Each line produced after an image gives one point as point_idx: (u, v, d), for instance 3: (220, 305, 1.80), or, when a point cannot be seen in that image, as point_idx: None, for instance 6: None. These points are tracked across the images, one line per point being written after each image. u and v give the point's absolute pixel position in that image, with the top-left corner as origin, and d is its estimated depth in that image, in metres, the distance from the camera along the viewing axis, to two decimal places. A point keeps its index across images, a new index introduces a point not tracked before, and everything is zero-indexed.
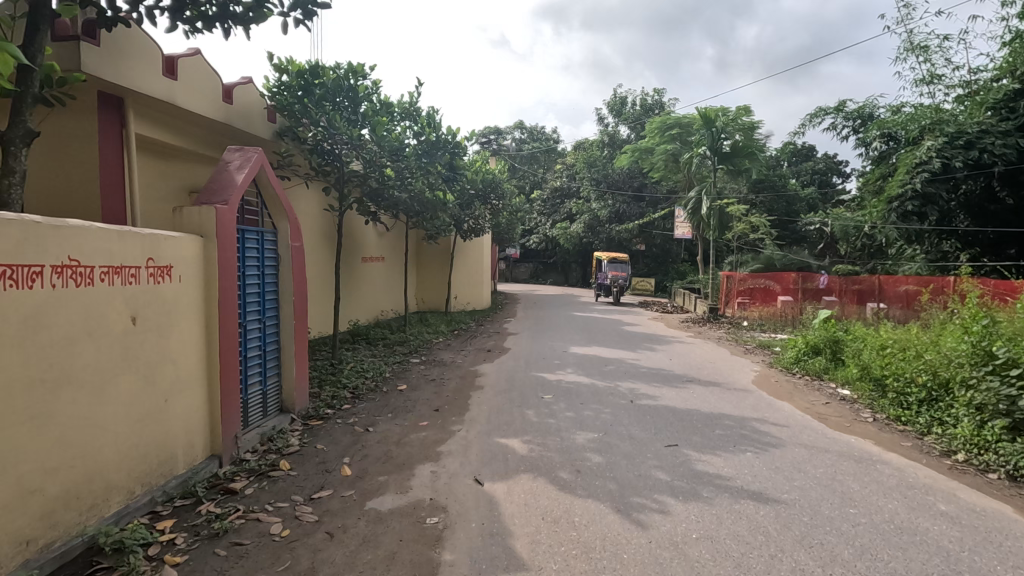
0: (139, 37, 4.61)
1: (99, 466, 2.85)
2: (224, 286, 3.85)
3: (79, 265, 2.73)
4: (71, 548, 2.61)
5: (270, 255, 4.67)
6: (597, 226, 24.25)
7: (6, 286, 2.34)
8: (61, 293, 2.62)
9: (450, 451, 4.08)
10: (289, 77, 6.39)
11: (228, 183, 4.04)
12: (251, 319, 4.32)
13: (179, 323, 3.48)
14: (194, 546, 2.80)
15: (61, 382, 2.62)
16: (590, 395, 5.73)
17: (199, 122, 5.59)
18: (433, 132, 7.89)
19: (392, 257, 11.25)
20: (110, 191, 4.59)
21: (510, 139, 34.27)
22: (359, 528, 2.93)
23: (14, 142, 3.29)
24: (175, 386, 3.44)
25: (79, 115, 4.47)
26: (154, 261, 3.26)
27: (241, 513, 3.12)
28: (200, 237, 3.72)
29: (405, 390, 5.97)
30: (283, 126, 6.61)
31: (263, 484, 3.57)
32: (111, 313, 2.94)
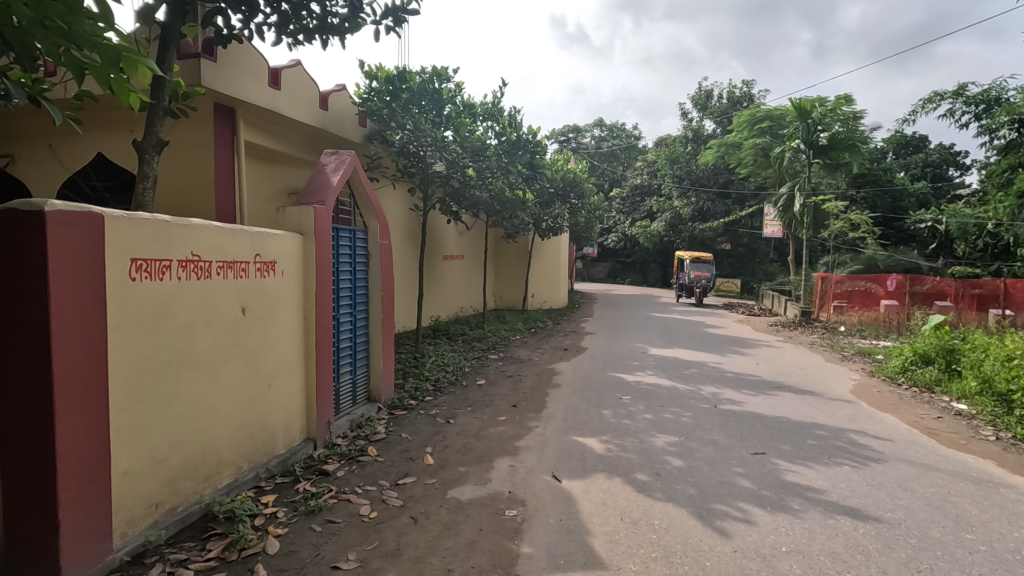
0: (249, 52, 5.04)
1: (213, 441, 3.16)
2: (320, 280, 4.12)
3: (199, 260, 3.04)
4: (190, 513, 2.92)
5: (361, 252, 4.94)
6: (678, 225, 23.45)
7: (141, 277, 2.65)
8: (184, 284, 2.93)
9: (528, 447, 4.13)
10: (379, 83, 6.72)
11: (325, 184, 4.32)
12: (343, 312, 4.59)
13: (281, 314, 3.77)
14: (293, 520, 3.03)
15: (184, 364, 2.93)
16: (670, 397, 5.58)
17: (299, 128, 6.01)
18: (514, 131, 7.99)
19: (472, 256, 11.53)
20: (222, 194, 5.05)
21: (589, 137, 33.94)
22: (441, 515, 3.04)
23: (148, 150, 3.70)
24: (277, 372, 3.74)
25: (198, 125, 4.94)
26: (260, 256, 3.56)
27: (334, 494, 3.34)
28: (300, 235, 4.01)
29: (483, 385, 6.11)
30: (373, 129, 6.96)
31: (353, 467, 3.79)
32: (224, 303, 3.24)
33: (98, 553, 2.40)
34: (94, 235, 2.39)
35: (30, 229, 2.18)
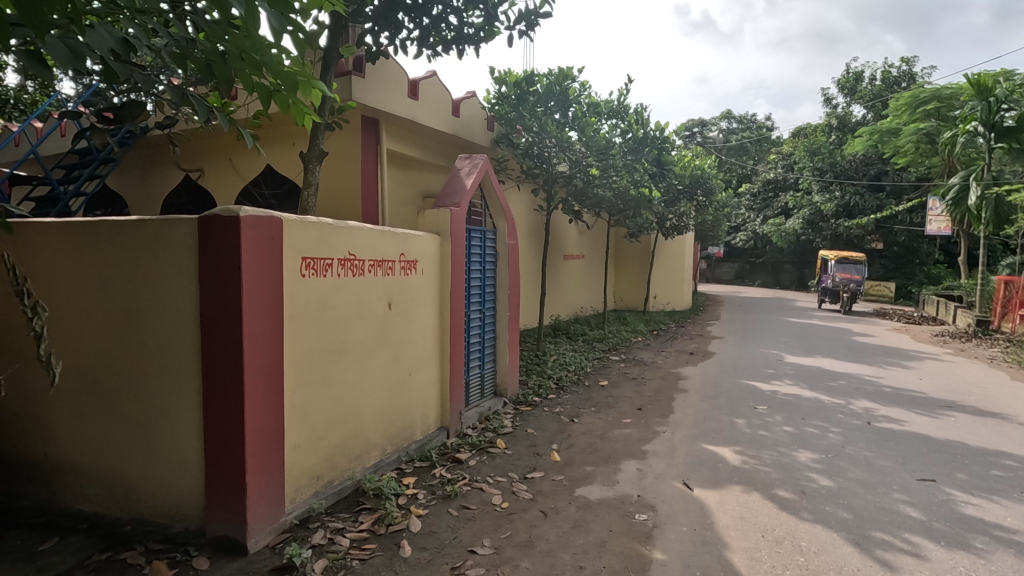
0: (393, 67, 5.46)
1: (363, 424, 3.47)
2: (454, 279, 4.35)
3: (355, 259, 3.35)
4: (344, 488, 3.24)
5: (490, 251, 5.14)
6: (819, 222, 21.38)
7: (309, 274, 2.99)
8: (342, 281, 3.25)
9: (655, 451, 4.03)
10: (507, 88, 6.94)
11: (460, 187, 4.55)
12: (474, 309, 4.80)
13: (420, 310, 4.04)
14: (432, 502, 3.24)
15: (341, 352, 3.26)
16: (813, 410, 5.12)
17: (434, 135, 6.39)
18: (640, 128, 7.84)
19: (593, 256, 11.47)
20: (368, 198, 5.53)
21: (716, 130, 32.12)
22: (570, 512, 3.07)
23: (312, 160, 4.15)
24: (417, 363, 4.02)
25: (348, 137, 5.45)
26: (404, 256, 3.84)
27: (468, 481, 3.51)
28: (437, 235, 4.26)
29: (607, 386, 6.05)
30: (500, 133, 7.19)
31: (484, 458, 3.96)
32: (374, 299, 3.55)
33: (274, 514, 2.77)
34: (274, 236, 2.74)
35: (228, 231, 2.56)
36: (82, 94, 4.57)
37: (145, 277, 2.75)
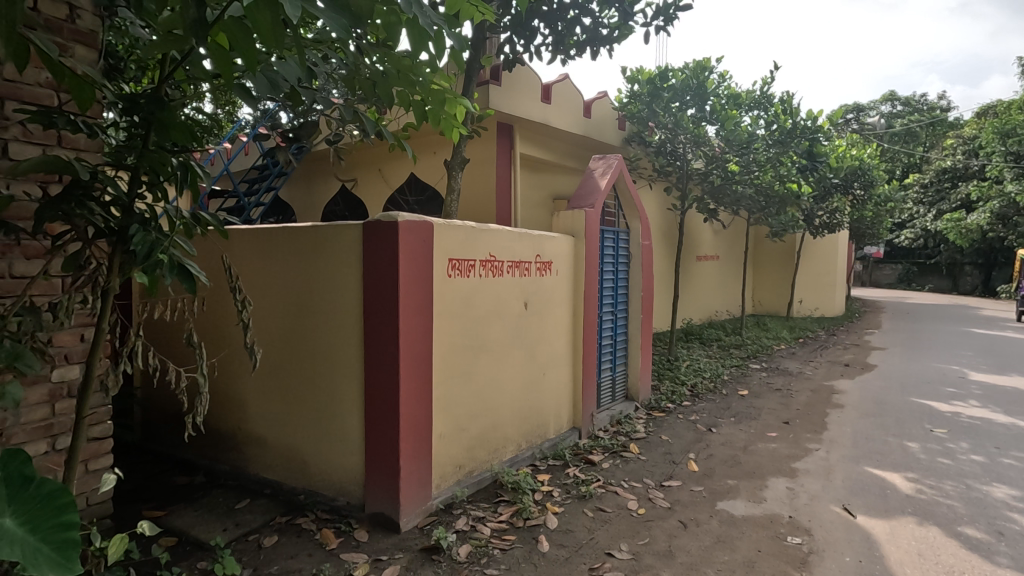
0: (526, 73, 5.60)
1: (500, 420, 3.61)
2: (588, 280, 4.36)
3: (495, 260, 3.49)
4: (483, 479, 3.40)
5: (623, 252, 5.07)
6: (1013, 216, 18.07)
7: (455, 274, 3.18)
8: (484, 281, 3.41)
9: (808, 470, 3.69)
10: (640, 86, 6.70)
11: (594, 188, 4.54)
12: (606, 310, 4.77)
13: (555, 310, 4.10)
14: (567, 501, 3.27)
15: (481, 349, 3.42)
16: (1010, 439, 4.34)
17: (566, 137, 6.44)
18: (787, 118, 7.23)
19: (729, 256, 10.79)
20: (502, 202, 5.73)
21: (875, 115, 28.55)
22: (712, 526, 2.93)
23: (454, 167, 4.40)
24: (550, 363, 4.09)
25: (485, 143, 5.69)
26: (540, 257, 3.92)
27: (602, 484, 3.50)
28: (572, 237, 4.29)
29: (747, 396, 5.66)
30: (632, 132, 7.03)
31: (617, 461, 3.91)
32: (512, 299, 3.67)
33: (422, 497, 2.99)
34: (426, 238, 2.95)
35: (388, 235, 2.80)
36: (253, 122, 5.30)
37: (318, 276, 3.10)
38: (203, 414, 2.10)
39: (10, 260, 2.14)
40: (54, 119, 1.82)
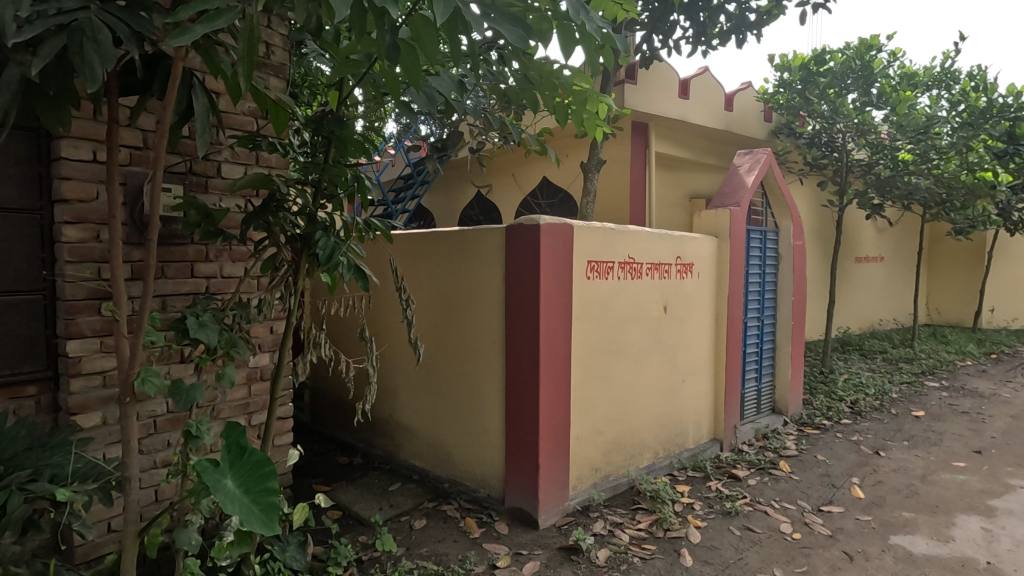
0: (663, 68, 5.42)
1: (638, 425, 3.53)
2: (732, 283, 4.10)
3: (634, 262, 3.42)
4: (619, 484, 3.35)
5: (772, 253, 4.69)
6: None
7: (593, 276, 3.17)
8: (622, 284, 3.35)
9: (1011, 510, 3.12)
10: (791, 73, 6.23)
11: (739, 185, 4.26)
12: (751, 315, 4.44)
13: (696, 314, 3.91)
14: (711, 516, 3.10)
15: (619, 353, 3.37)
16: None
17: (705, 133, 6.11)
18: (978, 96, 6.19)
19: (896, 257, 9.49)
20: (635, 202, 5.61)
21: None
22: (886, 562, 2.60)
23: (591, 169, 4.38)
24: (691, 369, 3.91)
25: (618, 143, 5.60)
26: (681, 259, 3.77)
27: (749, 501, 3.26)
28: (715, 238, 4.06)
29: (923, 418, 4.93)
30: (780, 123, 6.47)
31: (765, 479, 3.62)
32: (651, 302, 3.57)
33: (560, 497, 3.02)
34: (566, 241, 2.97)
35: (530, 238, 2.88)
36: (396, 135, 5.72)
37: (464, 278, 3.27)
38: (373, 401, 2.31)
39: (222, 263, 2.53)
40: (255, 142, 2.16)
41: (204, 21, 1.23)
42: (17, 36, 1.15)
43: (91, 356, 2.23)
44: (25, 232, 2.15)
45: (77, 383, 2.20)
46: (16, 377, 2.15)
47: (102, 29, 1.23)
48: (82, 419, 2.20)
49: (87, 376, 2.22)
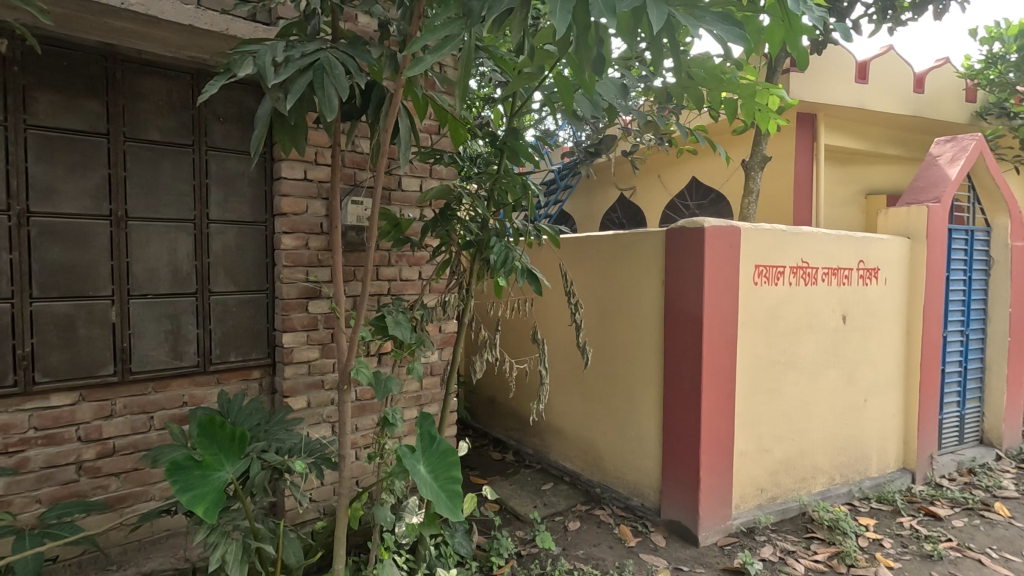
0: (837, 52, 4.89)
1: (811, 446, 3.22)
2: (929, 290, 3.56)
3: (808, 266, 3.12)
4: (789, 508, 3.08)
5: (981, 256, 3.99)
6: None
7: (761, 282, 2.95)
8: (794, 290, 3.08)
9: None
10: (1003, 44, 5.26)
11: (939, 177, 3.68)
12: (953, 328, 3.82)
13: (881, 326, 3.47)
14: (906, 557, 2.72)
15: (790, 365, 3.10)
16: None
17: (889, 121, 5.39)
18: None
19: None
20: (801, 201, 5.13)
21: None
22: None
23: (753, 167, 4.09)
24: (874, 388, 3.47)
25: (782, 137, 5.15)
26: (864, 262, 3.36)
27: (956, 546, 2.81)
28: (907, 238, 3.57)
29: None
30: (987, 104, 5.50)
31: (975, 521, 3.09)
32: (828, 310, 3.23)
33: (722, 514, 2.86)
34: (733, 244, 2.81)
35: (694, 242, 2.77)
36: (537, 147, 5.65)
37: (620, 282, 3.24)
38: (541, 402, 2.38)
39: (401, 268, 2.78)
40: (437, 156, 2.36)
41: (432, 48, 1.25)
42: (277, 78, 1.39)
43: (300, 347, 2.58)
44: (255, 241, 2.56)
45: (290, 369, 2.56)
46: (245, 363, 2.56)
47: (338, 66, 1.44)
48: (293, 402, 2.57)
49: (297, 365, 2.58)
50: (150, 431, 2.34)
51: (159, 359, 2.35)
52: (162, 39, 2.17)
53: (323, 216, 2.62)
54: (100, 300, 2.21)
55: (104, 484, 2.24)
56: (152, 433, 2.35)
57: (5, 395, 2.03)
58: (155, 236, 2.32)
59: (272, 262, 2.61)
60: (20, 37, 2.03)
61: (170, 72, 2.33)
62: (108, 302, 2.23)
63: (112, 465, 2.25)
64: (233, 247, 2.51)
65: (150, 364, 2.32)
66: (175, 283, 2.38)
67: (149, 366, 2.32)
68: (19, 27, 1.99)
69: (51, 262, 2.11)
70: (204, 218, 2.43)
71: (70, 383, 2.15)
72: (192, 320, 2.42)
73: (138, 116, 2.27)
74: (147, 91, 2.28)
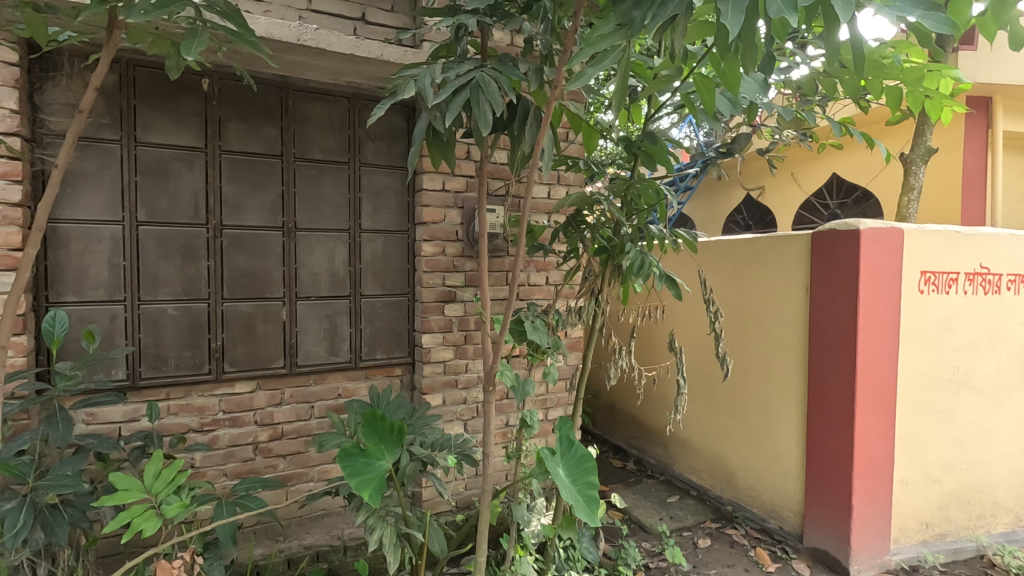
0: None
1: (991, 479, 2.81)
2: None
3: (989, 272, 2.72)
4: (963, 548, 2.71)
5: None
6: None
7: (929, 290, 2.63)
8: (971, 299, 2.70)
9: None
10: None
11: None
12: None
13: None
14: None
15: (965, 386, 2.72)
16: None
17: None
18: None
19: None
20: (972, 197, 4.48)
21: None
22: None
23: (914, 160, 3.65)
24: None
25: (948, 126, 4.55)
26: None
27: None
28: None
29: None
30: None
31: None
32: (1014, 324, 2.79)
33: (878, 548, 2.58)
34: (895, 248, 2.53)
35: (847, 245, 2.52)
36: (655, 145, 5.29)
37: (757, 288, 3.04)
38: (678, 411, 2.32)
39: (530, 273, 2.85)
40: (573, 164, 2.39)
41: (595, 62, 1.27)
42: (438, 98, 1.50)
43: (437, 348, 2.74)
44: (399, 248, 2.77)
45: (428, 368, 2.73)
46: (390, 360, 2.78)
47: (491, 83, 1.52)
48: (430, 398, 2.73)
49: (434, 364, 2.74)
50: (311, 419, 2.62)
51: (319, 354, 2.62)
52: (327, 69, 2.42)
53: (459, 224, 2.77)
54: (274, 301, 2.51)
55: (274, 464, 2.53)
56: (312, 421, 2.62)
57: (202, 381, 2.38)
58: (317, 244, 2.60)
59: (412, 267, 2.80)
60: (219, 75, 2.37)
61: (331, 97, 2.60)
62: (280, 302, 2.53)
63: (282, 447, 2.55)
64: (380, 254, 2.73)
65: (312, 358, 2.60)
66: (334, 286, 2.64)
67: (312, 360, 2.60)
68: (219, 68, 2.33)
69: (238, 268, 2.44)
70: (357, 227, 2.67)
71: (250, 373, 2.47)
72: (346, 320, 2.67)
73: (305, 137, 2.55)
74: (312, 115, 2.56)
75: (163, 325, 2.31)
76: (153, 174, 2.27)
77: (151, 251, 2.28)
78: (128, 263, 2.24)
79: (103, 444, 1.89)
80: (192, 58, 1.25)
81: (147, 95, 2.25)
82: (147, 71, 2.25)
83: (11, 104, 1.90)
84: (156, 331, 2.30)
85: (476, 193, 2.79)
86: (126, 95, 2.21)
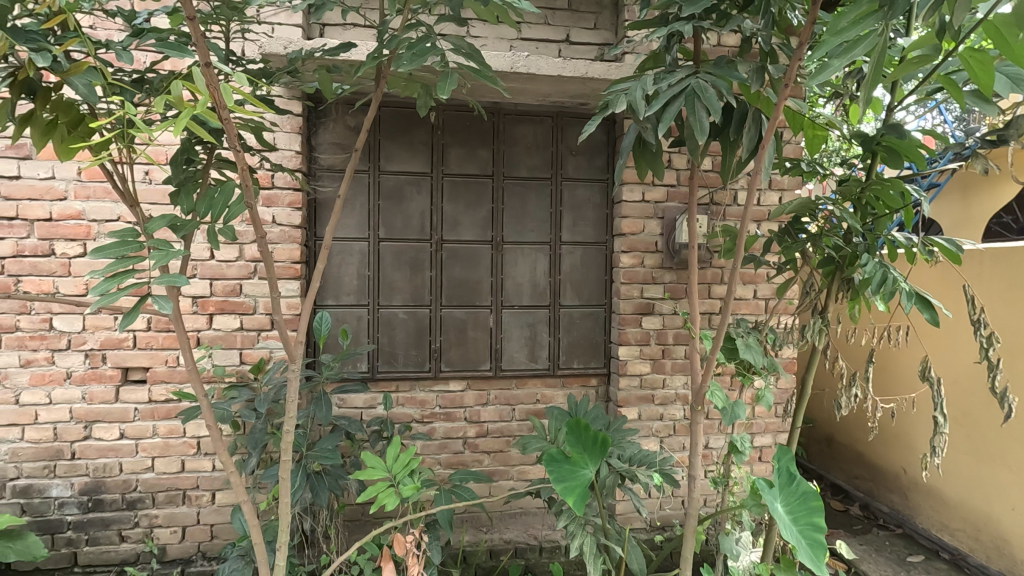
0: None
1: None
2: None
3: None
4: None
5: None
6: None
7: None
8: None
9: None
10: None
11: None
12: None
13: None
14: None
15: None
16: None
17: None
18: None
19: None
20: None
21: None
22: None
23: None
24: None
25: None
26: None
27: None
28: None
29: None
30: None
31: None
32: None
33: None
34: None
35: None
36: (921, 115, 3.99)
37: None
38: (929, 453, 1.94)
39: (737, 285, 2.65)
40: (793, 166, 2.16)
41: (842, 52, 1.15)
42: (649, 110, 1.48)
43: (634, 361, 2.70)
44: (598, 260, 2.81)
45: (625, 380, 2.70)
46: (586, 370, 2.82)
47: (708, 88, 1.45)
48: (626, 411, 2.70)
49: (631, 377, 2.70)
50: (512, 420, 2.78)
51: (521, 360, 2.77)
52: (535, 91, 2.58)
53: (659, 235, 2.70)
54: (484, 309, 2.74)
55: (480, 458, 2.74)
56: (514, 422, 2.78)
57: (424, 377, 2.69)
58: (522, 256, 2.76)
59: (610, 278, 2.82)
60: (444, 108, 2.67)
61: (536, 117, 2.75)
62: (488, 310, 2.74)
63: (487, 444, 2.75)
64: (579, 265, 2.80)
65: (515, 364, 2.77)
66: (536, 296, 2.78)
67: (515, 365, 2.77)
68: (445, 101, 2.63)
69: (454, 278, 2.71)
70: (558, 240, 2.78)
71: (462, 373, 2.72)
72: (546, 329, 2.79)
73: (513, 157, 2.74)
74: (520, 136, 2.75)
75: (395, 326, 2.67)
76: (392, 198, 2.65)
77: (389, 263, 2.66)
78: (371, 273, 2.65)
79: (352, 425, 2.25)
80: (446, 96, 1.41)
81: (388, 131, 2.64)
82: (390, 110, 2.63)
83: (297, 147, 2.39)
84: (390, 332, 2.67)
85: (678, 203, 2.70)
86: (374, 132, 2.62)
